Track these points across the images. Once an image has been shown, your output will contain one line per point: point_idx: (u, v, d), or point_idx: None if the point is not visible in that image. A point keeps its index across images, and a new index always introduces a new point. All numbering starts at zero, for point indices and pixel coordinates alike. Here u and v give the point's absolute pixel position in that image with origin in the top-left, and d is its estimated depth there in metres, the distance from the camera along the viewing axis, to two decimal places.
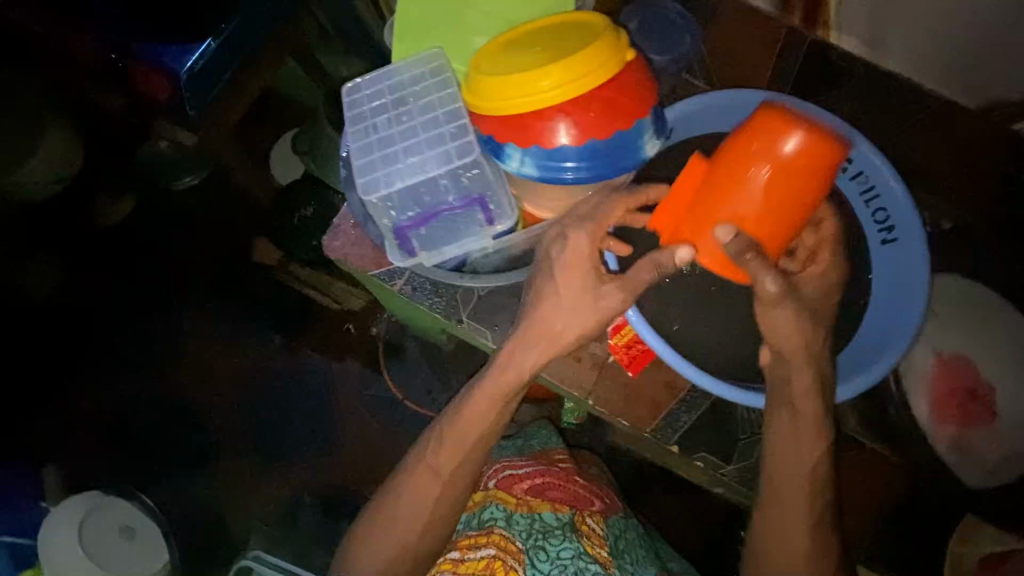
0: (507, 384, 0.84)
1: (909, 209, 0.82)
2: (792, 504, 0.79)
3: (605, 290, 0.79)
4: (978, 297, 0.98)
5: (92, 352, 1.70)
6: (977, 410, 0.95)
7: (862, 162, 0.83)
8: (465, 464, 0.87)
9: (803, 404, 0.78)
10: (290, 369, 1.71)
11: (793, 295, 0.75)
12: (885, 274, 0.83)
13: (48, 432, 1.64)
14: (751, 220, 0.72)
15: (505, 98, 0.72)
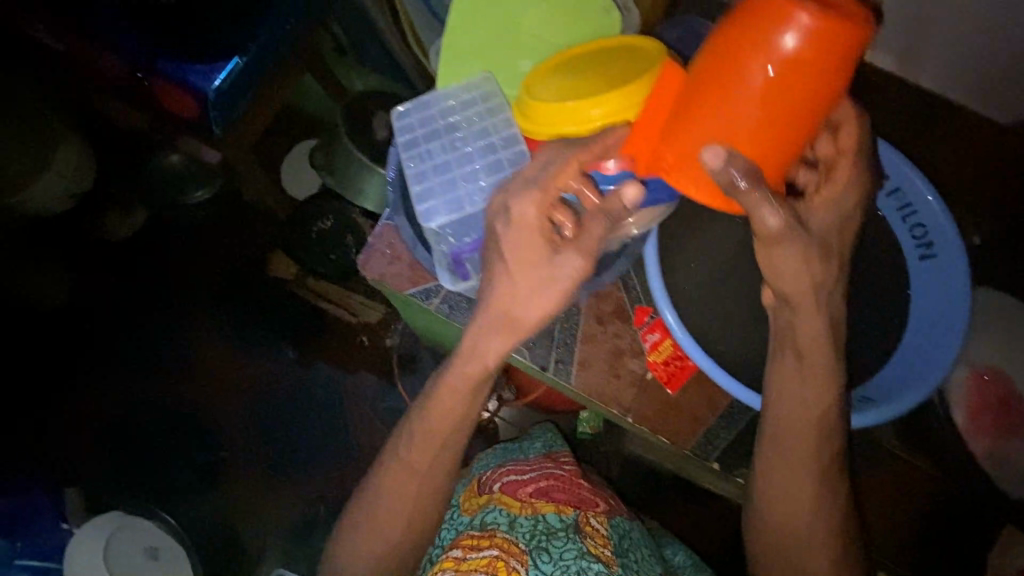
0: (475, 370, 0.82)
1: (948, 225, 0.82)
2: (798, 456, 0.78)
3: (560, 257, 0.75)
4: (1009, 310, 1.00)
5: (96, 365, 1.65)
6: (1015, 420, 0.96)
7: (898, 179, 0.85)
8: (441, 456, 0.86)
9: (807, 341, 0.76)
10: (302, 383, 1.68)
11: (793, 227, 0.69)
12: (926, 292, 0.83)
13: (51, 448, 1.60)
14: (750, 139, 0.61)
15: (557, 124, 0.74)
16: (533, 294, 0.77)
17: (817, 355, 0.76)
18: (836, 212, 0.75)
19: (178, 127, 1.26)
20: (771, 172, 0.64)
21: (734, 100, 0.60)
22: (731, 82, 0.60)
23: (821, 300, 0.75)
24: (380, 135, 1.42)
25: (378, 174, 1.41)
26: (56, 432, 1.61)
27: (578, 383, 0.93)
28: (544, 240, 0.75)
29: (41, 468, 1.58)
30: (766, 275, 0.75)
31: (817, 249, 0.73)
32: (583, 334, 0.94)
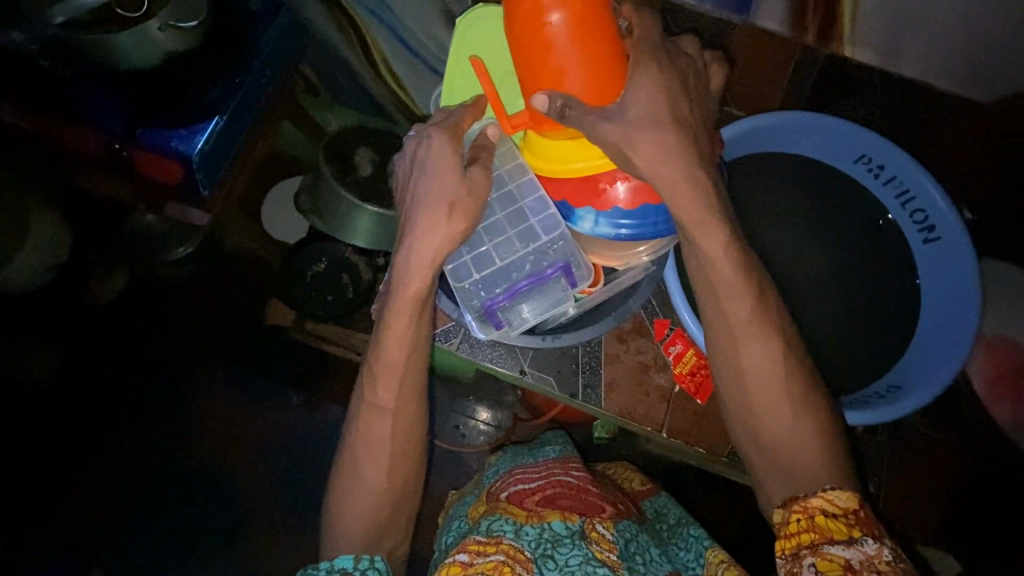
0: (415, 293, 0.74)
1: (947, 211, 0.83)
2: (742, 350, 0.71)
3: (469, 172, 0.72)
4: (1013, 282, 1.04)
5: (90, 426, 1.58)
6: None
7: (895, 168, 0.87)
8: (404, 395, 0.78)
9: (686, 210, 0.68)
10: (315, 429, 1.63)
11: (635, 117, 0.65)
12: (935, 274, 0.87)
13: (52, 515, 1.52)
14: (530, 70, 0.66)
15: (559, 164, 0.72)
16: (450, 210, 0.71)
17: (695, 227, 0.68)
18: (663, 89, 0.65)
19: (164, 191, 1.23)
20: (587, 91, 0.65)
21: (519, 43, 0.65)
22: (534, 30, 0.63)
23: (662, 169, 0.66)
24: (364, 170, 1.34)
25: (368, 211, 1.30)
26: (56, 499, 1.53)
27: (608, 406, 0.93)
28: (457, 154, 0.72)
29: (46, 535, 1.51)
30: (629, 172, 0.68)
31: (646, 125, 0.65)
32: (607, 356, 0.94)
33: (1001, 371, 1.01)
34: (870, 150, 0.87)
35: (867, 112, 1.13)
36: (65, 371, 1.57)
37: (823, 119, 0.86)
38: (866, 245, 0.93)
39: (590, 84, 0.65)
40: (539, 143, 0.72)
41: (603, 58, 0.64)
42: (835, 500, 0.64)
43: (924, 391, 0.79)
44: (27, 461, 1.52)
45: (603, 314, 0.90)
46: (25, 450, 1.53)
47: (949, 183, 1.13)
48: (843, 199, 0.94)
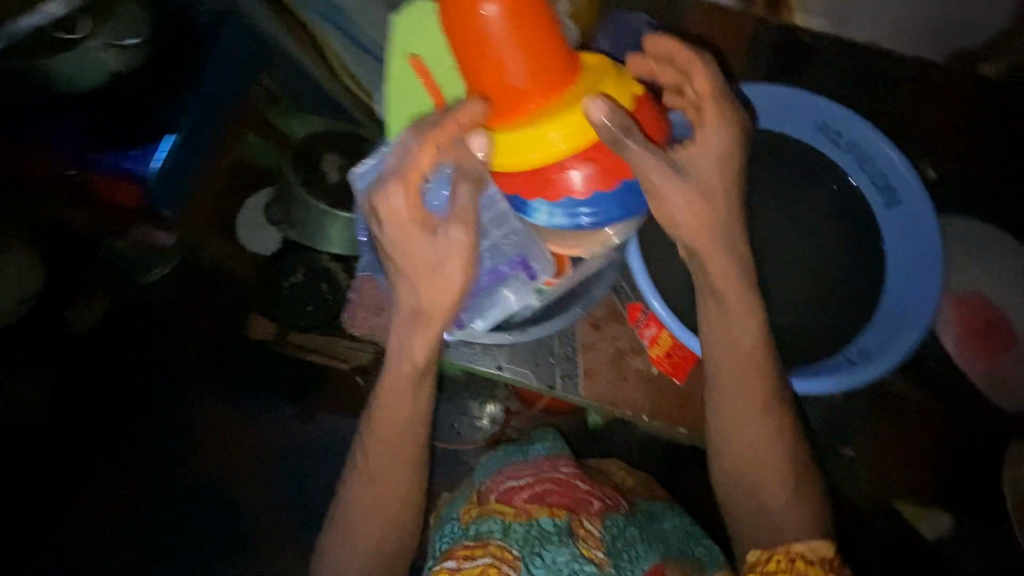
0: (408, 371, 0.77)
1: (909, 173, 0.84)
2: (744, 402, 0.76)
3: (443, 231, 0.68)
4: (983, 237, 1.02)
5: (91, 431, 1.55)
6: (1000, 340, 0.96)
7: (854, 134, 0.87)
8: (394, 461, 0.80)
9: (717, 273, 0.74)
10: (308, 438, 1.57)
11: (677, 171, 0.69)
12: (899, 237, 0.87)
13: (57, 516, 1.52)
14: (471, 63, 0.63)
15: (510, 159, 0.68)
16: (438, 271, 0.69)
17: (710, 250, 0.73)
18: (720, 146, 0.72)
19: (126, 215, 1.21)
20: (531, 80, 0.62)
21: (456, 35, 0.62)
22: (469, 22, 0.60)
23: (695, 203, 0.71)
24: (333, 176, 1.32)
25: (339, 218, 1.31)
26: (59, 501, 1.53)
27: (587, 393, 0.93)
28: (420, 212, 0.67)
29: (53, 535, 1.52)
30: (665, 225, 0.74)
31: (695, 190, 0.71)
32: (582, 345, 0.94)
33: (971, 327, 0.96)
34: (828, 118, 0.88)
35: (830, 76, 1.09)
36: (65, 375, 1.55)
37: (774, 91, 0.87)
38: (837, 217, 0.91)
39: (539, 79, 0.63)
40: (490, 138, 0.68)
41: (545, 44, 0.62)
42: (813, 548, 0.69)
43: (890, 357, 0.81)
44: (28, 460, 1.54)
45: (570, 303, 0.90)
46: (27, 452, 1.54)
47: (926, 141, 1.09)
48: (806, 168, 0.91)
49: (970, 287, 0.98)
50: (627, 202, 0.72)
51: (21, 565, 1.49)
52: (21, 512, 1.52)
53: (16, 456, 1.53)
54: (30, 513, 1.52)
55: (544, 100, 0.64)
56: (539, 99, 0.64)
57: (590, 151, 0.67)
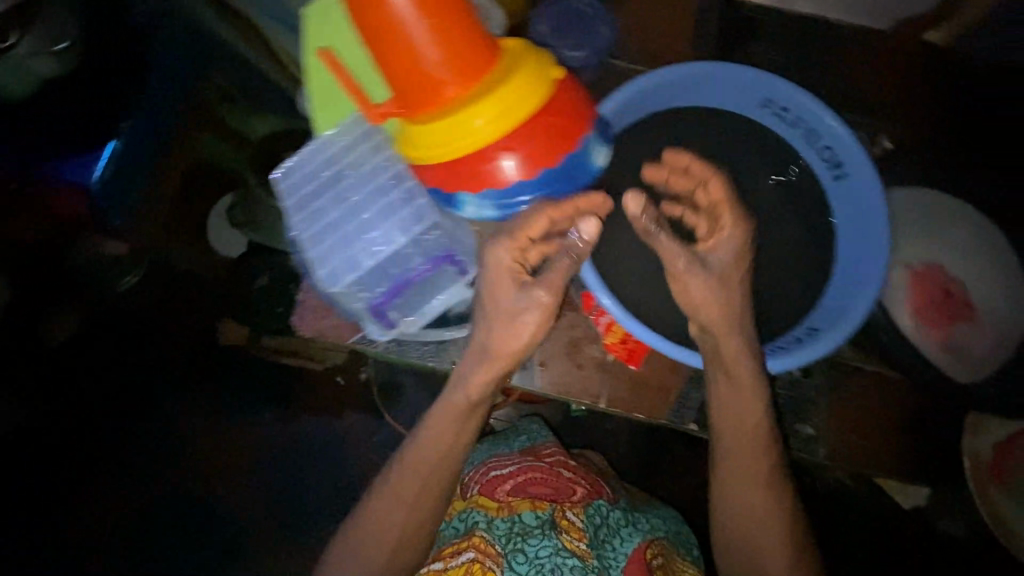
0: (460, 404, 0.78)
1: (852, 146, 0.82)
2: (753, 468, 0.77)
3: (531, 289, 0.71)
4: (935, 206, 0.98)
5: (91, 432, 1.33)
6: (956, 308, 0.97)
7: (799, 110, 0.85)
8: (424, 494, 0.78)
9: (732, 353, 0.77)
10: (290, 440, 1.35)
11: (692, 263, 0.76)
12: (848, 208, 0.86)
13: (57, 516, 1.31)
14: (381, 47, 0.60)
15: (433, 144, 0.62)
16: (518, 322, 0.72)
17: (721, 329, 0.77)
18: (737, 241, 0.77)
19: (79, 225, 1.19)
20: (443, 60, 0.59)
21: (364, 19, 0.60)
22: (375, 5, 0.58)
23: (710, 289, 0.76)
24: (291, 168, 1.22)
25: None
26: (58, 501, 1.31)
27: (543, 382, 0.93)
28: (517, 270, 0.72)
29: (60, 534, 1.31)
30: (687, 311, 0.79)
31: (717, 280, 0.77)
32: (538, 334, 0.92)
33: (924, 298, 0.97)
34: (770, 92, 0.85)
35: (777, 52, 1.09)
36: (65, 373, 1.31)
37: (716, 68, 0.84)
38: (786, 192, 0.90)
39: (448, 54, 0.59)
40: (411, 124, 0.63)
41: (455, 24, 0.59)
42: None
43: (843, 329, 0.79)
44: (29, 458, 1.31)
45: None
46: (26, 450, 1.31)
47: (875, 112, 1.08)
48: (751, 145, 0.91)
49: (923, 258, 0.98)
50: (561, 187, 0.65)
51: (21, 565, 1.29)
52: (22, 510, 1.30)
53: (15, 455, 1.30)
54: (29, 512, 1.30)
55: (457, 78, 0.60)
56: (452, 77, 0.60)
57: (514, 130, 0.60)
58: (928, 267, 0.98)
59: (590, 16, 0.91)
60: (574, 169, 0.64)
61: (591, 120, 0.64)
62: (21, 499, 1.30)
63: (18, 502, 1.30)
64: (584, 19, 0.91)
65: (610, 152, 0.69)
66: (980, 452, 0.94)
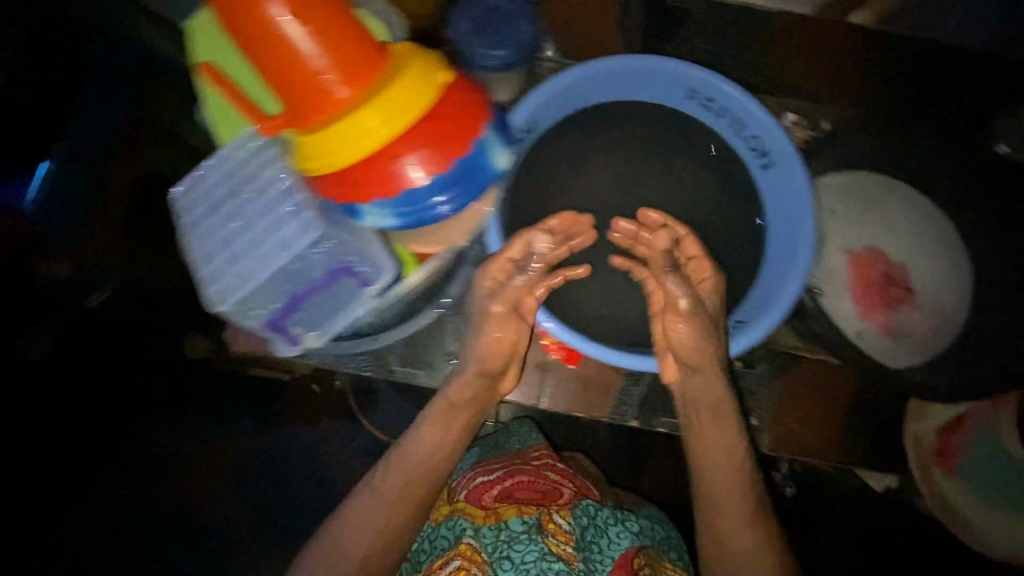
0: (450, 409, 0.81)
1: (778, 134, 0.81)
2: (735, 495, 0.74)
3: (493, 293, 0.80)
4: (869, 188, 0.98)
5: (91, 431, 0.99)
6: (895, 292, 0.97)
7: (723, 99, 0.84)
8: (406, 500, 0.74)
9: (710, 388, 0.78)
10: (271, 450, 1.06)
11: (696, 304, 0.75)
12: (776, 196, 0.85)
13: (58, 514, 0.97)
14: (261, 55, 0.58)
15: (322, 152, 0.59)
16: (495, 330, 0.81)
17: (710, 366, 0.77)
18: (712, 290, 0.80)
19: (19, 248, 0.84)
20: (324, 67, 0.57)
21: (239, 26, 0.57)
22: (247, 11, 0.56)
23: (698, 325, 0.76)
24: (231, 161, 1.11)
25: None
26: (57, 496, 0.97)
27: None
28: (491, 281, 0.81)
29: (59, 536, 0.97)
30: (675, 349, 0.78)
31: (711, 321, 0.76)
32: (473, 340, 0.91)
33: (863, 281, 0.97)
34: (695, 83, 0.83)
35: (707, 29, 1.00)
36: (63, 366, 0.95)
37: (637, 60, 0.82)
38: (716, 182, 0.89)
39: (330, 61, 0.58)
40: (298, 134, 0.61)
41: (335, 33, 0.58)
42: None
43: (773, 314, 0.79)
44: (28, 457, 0.95)
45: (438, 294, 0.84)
46: (22, 446, 0.95)
47: (827, 91, 1.01)
48: (683, 134, 0.89)
49: (864, 241, 0.98)
50: (465, 191, 0.63)
51: (20, 568, 0.94)
52: (22, 506, 0.95)
53: (10, 454, 0.94)
54: (31, 508, 0.95)
55: (344, 84, 0.58)
56: (338, 81, 0.58)
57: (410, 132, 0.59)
58: (866, 251, 0.98)
59: (511, 13, 0.89)
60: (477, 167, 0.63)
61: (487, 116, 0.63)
62: (18, 493, 0.95)
63: (17, 498, 0.95)
64: (505, 17, 0.89)
65: (514, 157, 0.68)
66: (924, 437, 0.95)
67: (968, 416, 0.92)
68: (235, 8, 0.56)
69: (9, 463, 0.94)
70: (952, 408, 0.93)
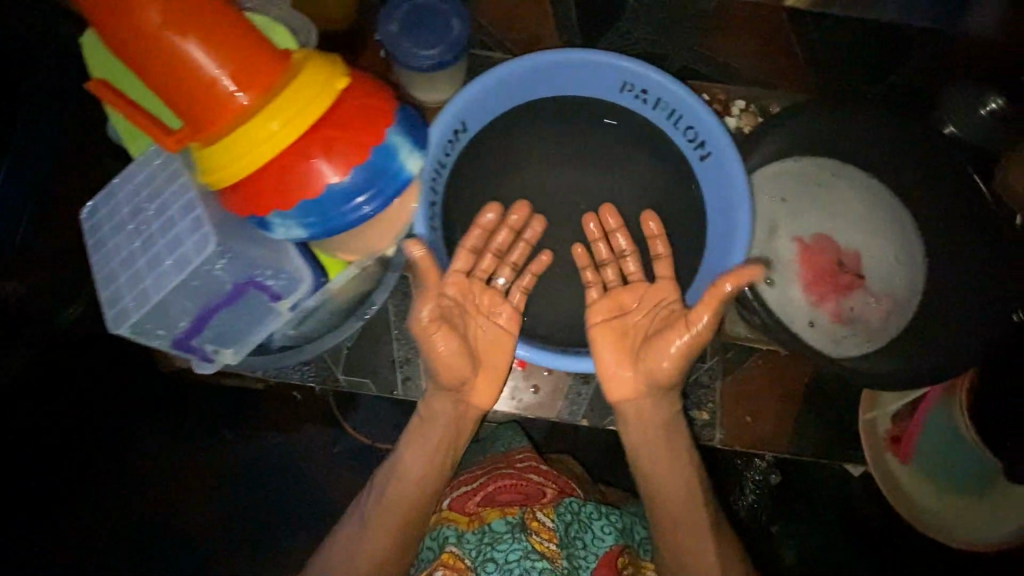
0: (431, 432, 0.80)
1: (713, 124, 0.79)
2: (696, 519, 0.76)
3: (437, 327, 0.72)
4: (813, 174, 0.97)
5: (92, 431, 0.93)
6: (847, 279, 0.95)
7: (657, 90, 0.82)
8: (388, 524, 0.76)
9: (661, 412, 0.79)
10: (253, 462, 1.03)
11: (708, 329, 0.70)
12: (713, 188, 0.83)
13: (59, 514, 0.91)
14: (143, 67, 0.56)
15: (215, 164, 0.57)
16: (439, 339, 0.72)
17: (676, 380, 0.76)
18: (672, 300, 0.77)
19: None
20: (209, 77, 0.55)
21: (116, 36, 0.54)
22: (121, 22, 0.53)
23: (682, 360, 0.73)
24: None
25: None
26: (58, 495, 0.91)
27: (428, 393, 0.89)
28: (456, 297, 0.76)
29: (60, 536, 0.91)
30: (669, 369, 0.74)
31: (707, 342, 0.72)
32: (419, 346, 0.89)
33: (815, 270, 0.95)
34: (628, 75, 0.82)
35: (652, 15, 0.98)
36: (59, 365, 0.90)
37: (566, 55, 0.80)
38: (656, 174, 0.88)
39: (215, 68, 0.55)
40: (192, 146, 0.59)
41: (218, 40, 0.56)
42: None
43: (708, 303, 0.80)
44: (28, 457, 0.89)
45: (365, 304, 0.81)
46: (21, 445, 0.89)
47: (779, 73, 0.99)
48: (622, 128, 0.88)
49: (814, 230, 0.96)
50: (371, 197, 0.62)
51: (21, 569, 0.89)
52: (22, 506, 0.89)
53: (9, 454, 0.88)
54: (31, 507, 0.90)
55: (238, 89, 0.56)
56: (229, 87, 0.56)
57: (314, 136, 0.58)
58: (817, 238, 0.96)
59: (445, 11, 0.85)
60: (389, 166, 0.62)
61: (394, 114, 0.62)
62: (18, 493, 0.89)
63: (17, 498, 0.89)
64: (437, 16, 0.85)
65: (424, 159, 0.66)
66: (880, 424, 0.93)
67: (924, 398, 0.91)
68: (109, 14, 0.53)
69: (8, 463, 0.88)
70: (905, 394, 0.92)
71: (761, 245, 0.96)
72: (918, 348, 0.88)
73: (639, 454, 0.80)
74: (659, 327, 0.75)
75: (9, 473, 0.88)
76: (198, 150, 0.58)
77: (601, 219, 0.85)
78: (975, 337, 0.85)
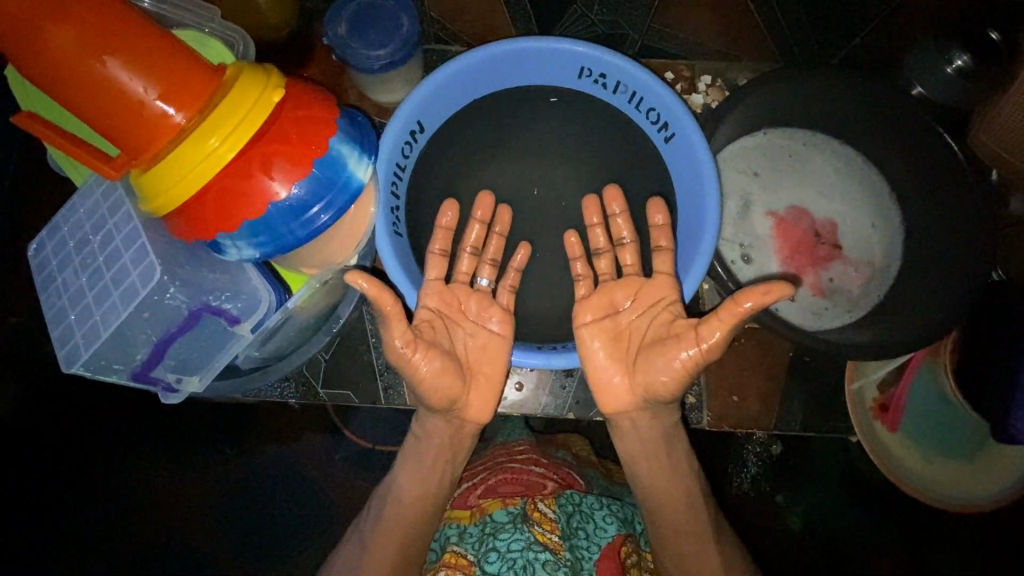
0: (428, 453, 0.78)
1: (674, 103, 0.78)
2: (694, 518, 0.77)
3: (427, 360, 0.68)
4: (782, 147, 0.95)
5: (91, 431, 0.96)
6: (824, 250, 0.94)
7: (615, 73, 0.81)
8: (387, 548, 0.75)
9: (662, 419, 0.77)
10: (243, 471, 1.02)
11: (718, 344, 0.67)
12: (680, 169, 0.82)
13: (58, 514, 0.95)
14: (67, 95, 0.54)
15: (156, 191, 0.56)
16: (421, 361, 0.67)
17: (679, 392, 0.73)
18: (670, 304, 0.74)
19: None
20: (134, 101, 0.53)
21: (34, 68, 0.52)
22: (37, 50, 0.51)
23: (685, 375, 0.70)
24: None
25: None
26: (57, 495, 0.95)
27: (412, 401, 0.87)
28: (436, 319, 0.73)
29: (60, 536, 0.95)
30: (675, 382, 0.71)
31: (717, 355, 0.68)
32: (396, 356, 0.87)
33: (792, 243, 0.94)
34: (586, 61, 0.80)
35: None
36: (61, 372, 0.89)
37: (520, 43, 0.78)
38: (622, 157, 0.87)
39: (140, 90, 0.53)
40: (130, 173, 0.58)
41: (141, 60, 0.54)
42: None
43: (687, 287, 0.77)
44: (28, 457, 0.93)
45: (335, 315, 0.84)
46: (22, 446, 0.93)
47: (743, 40, 0.97)
48: (585, 113, 0.86)
49: (788, 203, 0.95)
50: (320, 209, 0.62)
51: (22, 568, 0.93)
52: (21, 506, 0.93)
53: (10, 453, 0.92)
54: (29, 507, 0.93)
55: (169, 111, 0.54)
56: (159, 108, 0.54)
57: (254, 155, 0.58)
58: (791, 210, 0.95)
59: (391, 6, 0.81)
60: (334, 178, 0.63)
61: (336, 122, 0.63)
62: (18, 493, 0.93)
63: (16, 498, 0.93)
64: (384, 13, 0.81)
65: (372, 166, 0.67)
66: (867, 394, 0.92)
67: (904, 364, 0.92)
68: (21, 42, 0.51)
69: (9, 463, 0.92)
70: (887, 363, 0.92)
71: (734, 222, 0.94)
72: (900, 312, 0.86)
73: (638, 461, 0.79)
74: (660, 335, 0.72)
75: (9, 474, 0.93)
76: (137, 175, 0.57)
77: (590, 207, 0.83)
78: (950, 298, 0.83)
